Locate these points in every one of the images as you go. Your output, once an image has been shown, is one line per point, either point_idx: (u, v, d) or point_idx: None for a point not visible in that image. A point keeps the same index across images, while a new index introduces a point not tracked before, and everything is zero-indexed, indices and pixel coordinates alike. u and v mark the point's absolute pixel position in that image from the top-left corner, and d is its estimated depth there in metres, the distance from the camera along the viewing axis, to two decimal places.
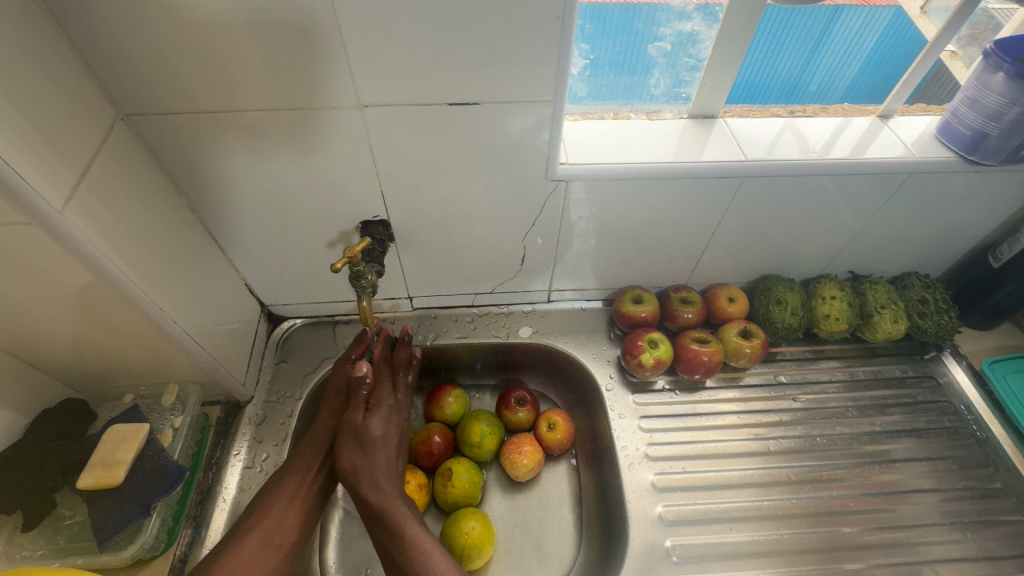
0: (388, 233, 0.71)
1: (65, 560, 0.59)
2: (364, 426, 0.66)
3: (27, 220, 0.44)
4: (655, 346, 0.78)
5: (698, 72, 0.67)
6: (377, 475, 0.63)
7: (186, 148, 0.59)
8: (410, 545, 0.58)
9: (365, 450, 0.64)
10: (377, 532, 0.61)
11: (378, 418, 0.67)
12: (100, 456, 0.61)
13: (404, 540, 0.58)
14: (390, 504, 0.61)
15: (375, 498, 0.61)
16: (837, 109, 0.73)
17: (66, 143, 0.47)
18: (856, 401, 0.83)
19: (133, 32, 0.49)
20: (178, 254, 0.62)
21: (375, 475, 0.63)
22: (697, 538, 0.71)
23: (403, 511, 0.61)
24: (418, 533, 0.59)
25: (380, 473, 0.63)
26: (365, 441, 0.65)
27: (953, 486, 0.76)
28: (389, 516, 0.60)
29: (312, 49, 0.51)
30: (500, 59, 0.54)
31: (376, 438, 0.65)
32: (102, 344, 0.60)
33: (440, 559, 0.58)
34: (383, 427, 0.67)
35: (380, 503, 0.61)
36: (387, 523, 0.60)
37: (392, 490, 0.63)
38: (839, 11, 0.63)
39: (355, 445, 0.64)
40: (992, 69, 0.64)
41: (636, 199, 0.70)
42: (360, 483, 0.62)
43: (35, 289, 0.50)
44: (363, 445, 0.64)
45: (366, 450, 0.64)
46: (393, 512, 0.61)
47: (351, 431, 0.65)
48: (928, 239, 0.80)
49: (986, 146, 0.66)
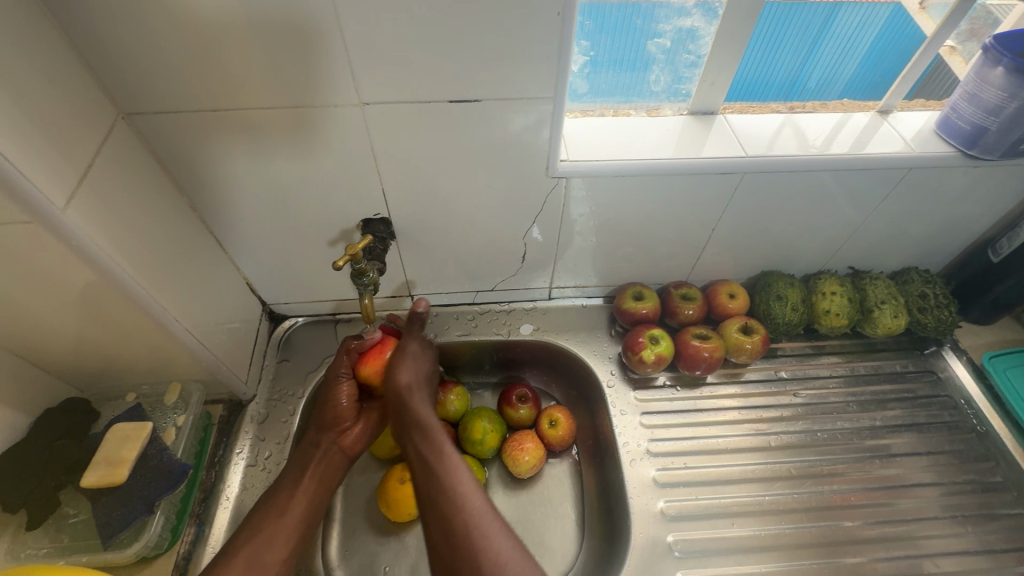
0: (389, 231, 0.71)
1: (69, 558, 0.59)
2: (399, 368, 0.66)
3: (30, 218, 0.44)
4: (656, 342, 0.78)
5: (697, 68, 0.67)
6: (421, 396, 0.65)
7: (186, 146, 0.59)
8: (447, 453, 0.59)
9: (416, 371, 0.67)
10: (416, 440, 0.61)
11: (428, 356, 0.71)
12: (105, 453, 0.61)
13: (443, 447, 0.59)
14: (431, 421, 0.62)
15: (421, 411, 0.63)
16: (836, 105, 0.73)
17: (68, 142, 0.47)
18: (856, 396, 0.83)
19: (133, 31, 0.49)
20: (180, 252, 0.62)
21: (420, 394, 0.65)
22: (699, 533, 0.71)
23: (443, 430, 0.62)
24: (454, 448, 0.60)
25: (424, 395, 0.66)
26: (415, 365, 0.68)
27: (954, 480, 0.76)
28: (431, 428, 0.61)
29: (312, 47, 0.52)
30: (501, 57, 0.54)
31: (424, 368, 0.69)
32: (104, 343, 0.60)
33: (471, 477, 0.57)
34: (428, 367, 0.70)
35: (423, 416, 0.63)
36: (426, 432, 0.61)
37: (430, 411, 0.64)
38: (836, 8, 0.64)
39: (409, 365, 0.67)
40: (991, 64, 0.63)
41: (637, 195, 0.70)
42: (403, 394, 0.64)
43: (38, 288, 0.51)
44: (409, 367, 0.67)
45: (415, 373, 0.67)
46: (435, 427, 0.62)
47: (405, 354, 0.69)
48: (927, 234, 0.80)
49: (986, 140, 0.66)
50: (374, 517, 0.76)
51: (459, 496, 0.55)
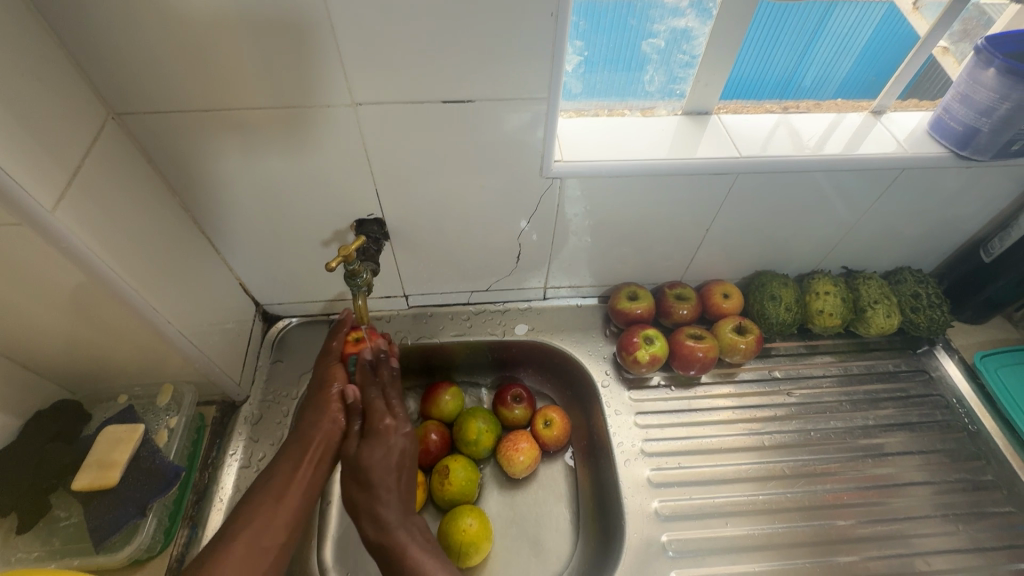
0: (383, 232, 0.71)
1: (61, 561, 0.59)
2: (360, 456, 0.63)
3: (17, 220, 0.44)
4: (651, 342, 0.79)
5: (692, 68, 0.67)
6: (378, 502, 0.62)
7: (177, 147, 0.58)
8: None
9: (365, 482, 0.62)
10: (382, 563, 0.61)
11: (381, 445, 0.64)
12: (97, 456, 0.61)
13: (407, 572, 0.58)
14: (391, 536, 0.60)
15: (378, 530, 0.61)
16: (831, 105, 0.74)
17: (56, 143, 0.47)
18: (850, 395, 0.83)
19: (123, 31, 0.48)
20: (173, 254, 0.62)
21: (375, 501, 0.62)
22: (693, 533, 0.71)
23: (408, 542, 0.60)
24: (422, 565, 0.58)
25: (381, 499, 0.62)
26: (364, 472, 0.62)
27: (945, 478, 0.77)
28: (394, 551, 0.60)
29: (304, 46, 0.51)
30: (496, 58, 0.54)
31: (378, 466, 0.63)
32: (96, 345, 0.60)
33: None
34: (382, 455, 0.63)
35: (380, 538, 0.61)
36: (389, 554, 0.60)
37: (391, 519, 0.61)
38: (832, 6, 0.64)
39: (355, 476, 0.63)
40: (982, 66, 0.64)
41: (631, 196, 0.70)
42: (358, 506, 0.62)
43: (28, 291, 0.50)
44: (358, 473, 0.63)
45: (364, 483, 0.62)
46: (395, 543, 0.60)
47: (349, 464, 0.63)
48: (920, 234, 0.81)
49: (978, 142, 0.66)
50: None
51: None
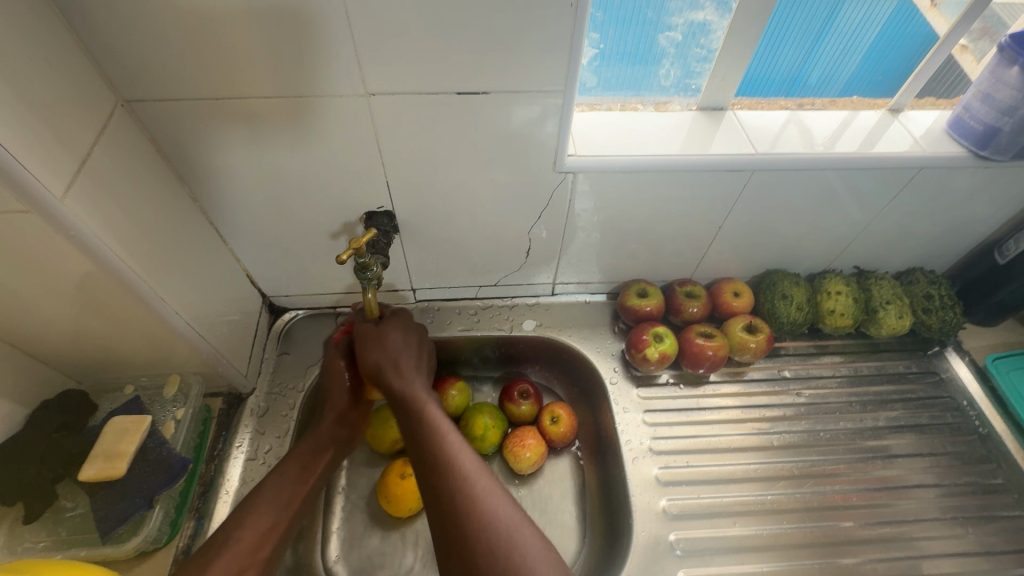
0: (393, 225, 0.70)
1: (67, 552, 0.58)
2: (384, 330, 0.66)
3: (26, 208, 0.43)
4: (660, 340, 0.78)
5: (708, 63, 0.66)
6: (397, 364, 0.63)
7: (185, 136, 0.58)
8: (432, 424, 0.56)
9: (386, 345, 0.64)
10: (404, 421, 0.59)
11: (403, 330, 0.67)
12: (104, 446, 0.60)
13: (427, 420, 0.57)
14: (411, 393, 0.60)
15: (396, 387, 0.61)
16: (844, 103, 0.72)
17: (68, 129, 0.46)
18: (859, 396, 0.83)
19: (134, 17, 0.48)
20: (181, 244, 0.61)
21: (398, 364, 0.63)
22: (701, 532, 0.71)
23: (427, 397, 0.60)
24: (442, 425, 0.57)
25: (402, 364, 0.63)
26: (383, 341, 0.65)
27: (955, 481, 0.76)
28: (411, 400, 0.59)
29: (314, 35, 0.50)
30: (512, 49, 0.53)
31: (398, 343, 0.65)
32: (103, 334, 0.59)
33: (461, 446, 0.55)
34: (403, 337, 0.67)
35: (403, 389, 0.60)
36: (409, 410, 0.59)
37: (417, 383, 0.62)
38: (839, 3, 0.62)
39: (377, 338, 0.65)
40: (1006, 64, 0.63)
41: (643, 192, 0.69)
42: (381, 374, 0.62)
43: (34, 279, 0.50)
44: (379, 346, 0.64)
45: (388, 351, 0.64)
46: (417, 394, 0.60)
47: (368, 336, 0.65)
48: (935, 234, 0.80)
49: (998, 141, 0.66)
50: (374, 513, 0.76)
51: (449, 435, 0.55)
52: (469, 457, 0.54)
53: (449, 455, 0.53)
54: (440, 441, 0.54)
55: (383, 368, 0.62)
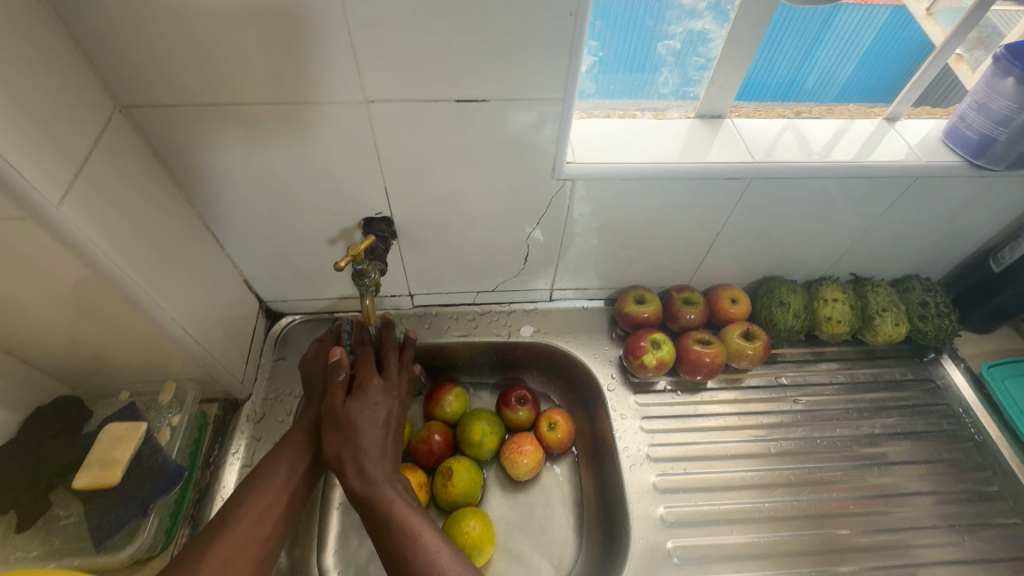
0: (391, 231, 0.70)
1: (60, 561, 0.58)
2: (348, 415, 0.62)
3: (23, 215, 0.43)
4: (658, 347, 0.78)
5: (707, 71, 0.67)
6: (362, 454, 0.60)
7: (183, 142, 0.58)
8: (397, 526, 0.55)
9: (348, 436, 0.61)
10: (367, 517, 0.58)
11: (370, 403, 0.63)
12: (99, 455, 0.60)
13: (390, 525, 0.55)
14: (375, 488, 0.58)
15: (358, 484, 0.59)
16: (841, 111, 0.73)
17: (65, 135, 0.46)
18: (855, 402, 0.83)
19: (133, 23, 0.47)
20: (178, 250, 0.61)
21: (360, 455, 0.60)
22: (698, 540, 0.71)
23: (390, 489, 0.58)
24: (412, 520, 0.56)
25: (365, 452, 0.60)
26: (350, 427, 0.61)
27: (951, 489, 0.76)
28: (376, 502, 0.57)
29: (314, 43, 0.50)
30: (512, 57, 0.53)
31: (364, 423, 0.62)
32: (98, 341, 0.59)
33: (431, 542, 0.54)
34: (370, 416, 0.63)
35: (366, 488, 0.58)
36: (375, 508, 0.57)
37: (381, 475, 0.59)
38: (834, 12, 0.63)
39: (339, 430, 0.62)
40: (1001, 74, 0.64)
41: (641, 199, 0.69)
42: (345, 467, 0.60)
43: (30, 285, 0.49)
44: (345, 431, 0.61)
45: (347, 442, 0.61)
46: (383, 490, 0.58)
47: (334, 419, 0.62)
48: (931, 242, 0.80)
49: (993, 150, 0.66)
50: None
51: (414, 538, 0.54)
52: (443, 552, 0.54)
53: (416, 567, 0.53)
54: (407, 549, 0.54)
55: (344, 461, 0.60)
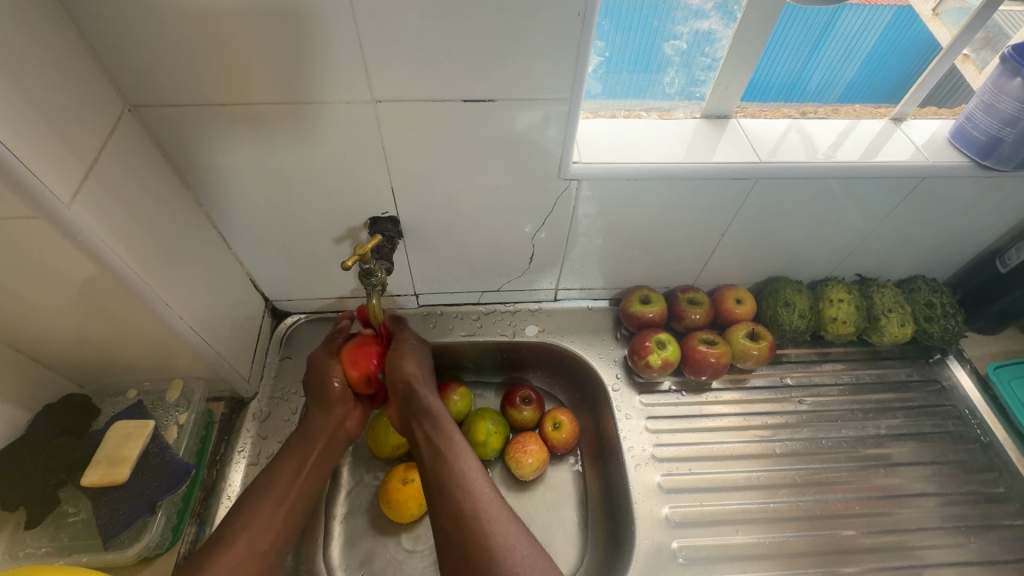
0: (397, 230, 0.70)
1: (69, 558, 0.58)
2: (405, 354, 0.70)
3: (33, 213, 0.43)
4: (663, 346, 0.78)
5: (712, 71, 0.67)
6: (419, 389, 0.68)
7: (192, 142, 0.58)
8: (450, 446, 0.64)
9: (412, 365, 0.69)
10: (421, 436, 0.65)
11: (419, 352, 0.72)
12: (106, 453, 0.60)
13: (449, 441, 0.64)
14: (433, 414, 0.66)
15: (421, 404, 0.66)
16: (846, 111, 0.73)
17: (75, 135, 0.46)
18: (861, 403, 0.83)
19: (142, 24, 0.48)
20: (185, 249, 0.61)
21: (420, 384, 0.68)
22: (703, 540, 0.71)
23: (446, 418, 0.66)
24: (459, 446, 0.64)
25: (421, 385, 0.68)
26: (408, 364, 0.69)
27: (956, 490, 0.76)
28: (434, 421, 0.65)
29: (322, 44, 0.51)
30: (518, 58, 0.53)
31: (415, 364, 0.70)
32: (106, 339, 0.59)
33: (475, 466, 0.63)
34: (417, 361, 0.70)
35: (427, 406, 0.66)
36: (433, 427, 0.65)
37: (434, 404, 0.67)
38: (838, 11, 0.63)
39: (400, 363, 0.69)
40: (1009, 75, 0.63)
41: (646, 199, 0.69)
42: (406, 391, 0.67)
43: (39, 283, 0.50)
44: (404, 368, 0.69)
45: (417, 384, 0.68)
46: (439, 416, 0.66)
47: (394, 354, 0.70)
48: (937, 243, 0.80)
49: (1000, 151, 0.66)
50: (375, 518, 0.75)
51: (465, 457, 0.63)
52: (484, 477, 0.62)
53: (463, 474, 0.62)
54: (461, 466, 0.62)
55: (407, 385, 0.67)
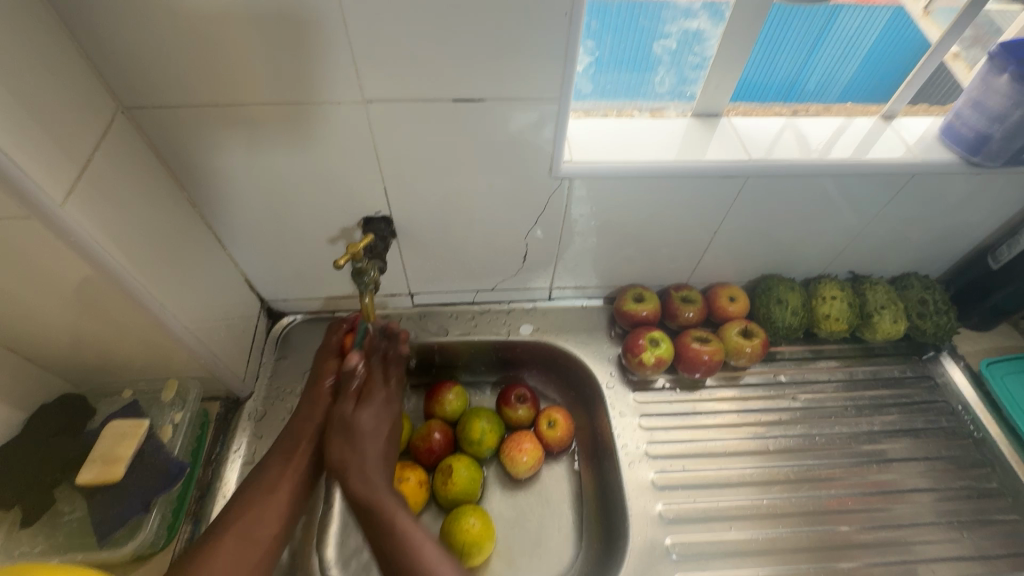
0: (390, 229, 0.70)
1: (65, 556, 0.59)
2: (354, 419, 0.64)
3: (26, 213, 0.44)
4: (656, 344, 0.78)
5: (703, 70, 0.67)
6: (366, 464, 0.62)
7: (185, 143, 0.58)
8: (392, 532, 0.57)
9: (354, 443, 0.62)
10: (364, 525, 0.59)
11: (372, 408, 0.65)
12: (101, 452, 0.61)
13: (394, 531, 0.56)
14: (377, 498, 0.59)
15: (358, 493, 0.60)
16: (839, 109, 0.73)
17: (68, 136, 0.47)
18: (855, 400, 0.83)
19: (135, 27, 0.48)
20: (180, 249, 0.61)
21: (365, 463, 0.62)
22: (697, 536, 0.71)
23: (392, 504, 0.59)
24: (406, 529, 0.57)
25: (369, 461, 0.62)
26: (353, 428, 0.63)
27: (950, 486, 0.76)
28: (375, 509, 0.58)
29: (314, 46, 0.51)
30: (508, 58, 0.54)
31: (365, 433, 0.63)
32: (101, 339, 0.60)
33: (427, 552, 0.55)
34: (373, 421, 0.65)
35: (368, 497, 0.59)
36: (373, 517, 0.58)
37: (381, 483, 0.61)
38: (836, 12, 0.63)
39: (345, 440, 0.63)
40: (996, 72, 0.64)
41: (638, 198, 0.70)
42: (348, 476, 0.61)
43: (33, 283, 0.50)
44: (353, 438, 0.63)
45: (355, 446, 0.62)
46: (382, 508, 0.59)
47: (341, 422, 0.64)
48: (929, 240, 0.80)
49: (990, 147, 0.66)
50: None
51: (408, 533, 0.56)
52: (436, 556, 0.55)
53: (408, 565, 0.55)
54: (402, 559, 0.55)
55: (348, 471, 0.61)
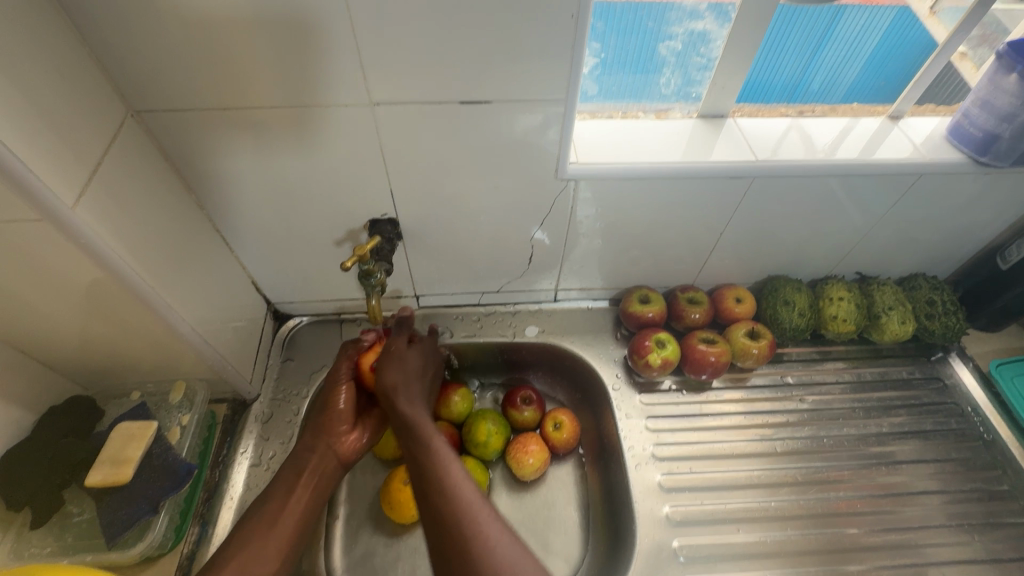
0: (396, 232, 0.70)
1: (73, 557, 0.59)
2: (405, 353, 0.66)
3: (37, 216, 0.44)
4: (662, 346, 0.78)
5: (708, 71, 0.67)
6: (410, 392, 0.63)
7: (193, 146, 0.59)
8: (430, 451, 0.56)
9: (405, 372, 0.64)
10: (405, 444, 0.59)
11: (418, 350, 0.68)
12: (110, 452, 0.61)
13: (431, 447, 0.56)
14: (419, 420, 0.60)
15: (404, 411, 0.60)
16: (845, 110, 0.73)
17: (78, 140, 0.47)
18: (862, 402, 0.83)
19: (144, 31, 0.49)
20: (188, 252, 0.62)
21: (411, 390, 0.63)
22: (704, 538, 0.71)
23: (433, 429, 0.59)
24: (443, 450, 0.56)
25: (415, 390, 0.64)
26: (403, 360, 0.65)
27: (960, 488, 0.76)
28: (418, 428, 0.59)
29: (321, 49, 0.51)
30: (514, 60, 0.54)
31: (411, 366, 0.66)
32: (109, 341, 0.60)
33: (460, 473, 0.54)
34: (420, 361, 0.67)
35: (412, 417, 0.60)
36: (417, 435, 0.58)
37: (425, 412, 0.61)
38: (840, 11, 0.63)
39: (395, 366, 0.65)
40: (1004, 71, 0.64)
41: (644, 199, 0.69)
42: (395, 396, 0.62)
43: (43, 285, 0.50)
44: (400, 366, 0.65)
45: (407, 373, 0.64)
46: (425, 428, 0.59)
47: (393, 353, 0.66)
48: (937, 240, 0.80)
49: (998, 147, 0.66)
50: (377, 518, 0.76)
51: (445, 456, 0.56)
52: (473, 488, 0.53)
53: (442, 483, 0.53)
54: (438, 475, 0.54)
55: (397, 391, 0.62)
